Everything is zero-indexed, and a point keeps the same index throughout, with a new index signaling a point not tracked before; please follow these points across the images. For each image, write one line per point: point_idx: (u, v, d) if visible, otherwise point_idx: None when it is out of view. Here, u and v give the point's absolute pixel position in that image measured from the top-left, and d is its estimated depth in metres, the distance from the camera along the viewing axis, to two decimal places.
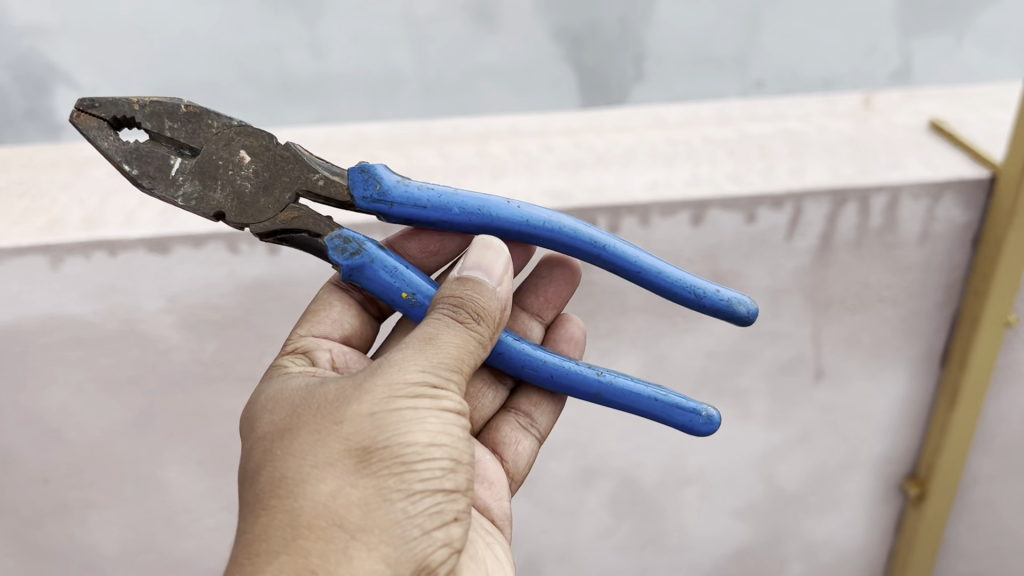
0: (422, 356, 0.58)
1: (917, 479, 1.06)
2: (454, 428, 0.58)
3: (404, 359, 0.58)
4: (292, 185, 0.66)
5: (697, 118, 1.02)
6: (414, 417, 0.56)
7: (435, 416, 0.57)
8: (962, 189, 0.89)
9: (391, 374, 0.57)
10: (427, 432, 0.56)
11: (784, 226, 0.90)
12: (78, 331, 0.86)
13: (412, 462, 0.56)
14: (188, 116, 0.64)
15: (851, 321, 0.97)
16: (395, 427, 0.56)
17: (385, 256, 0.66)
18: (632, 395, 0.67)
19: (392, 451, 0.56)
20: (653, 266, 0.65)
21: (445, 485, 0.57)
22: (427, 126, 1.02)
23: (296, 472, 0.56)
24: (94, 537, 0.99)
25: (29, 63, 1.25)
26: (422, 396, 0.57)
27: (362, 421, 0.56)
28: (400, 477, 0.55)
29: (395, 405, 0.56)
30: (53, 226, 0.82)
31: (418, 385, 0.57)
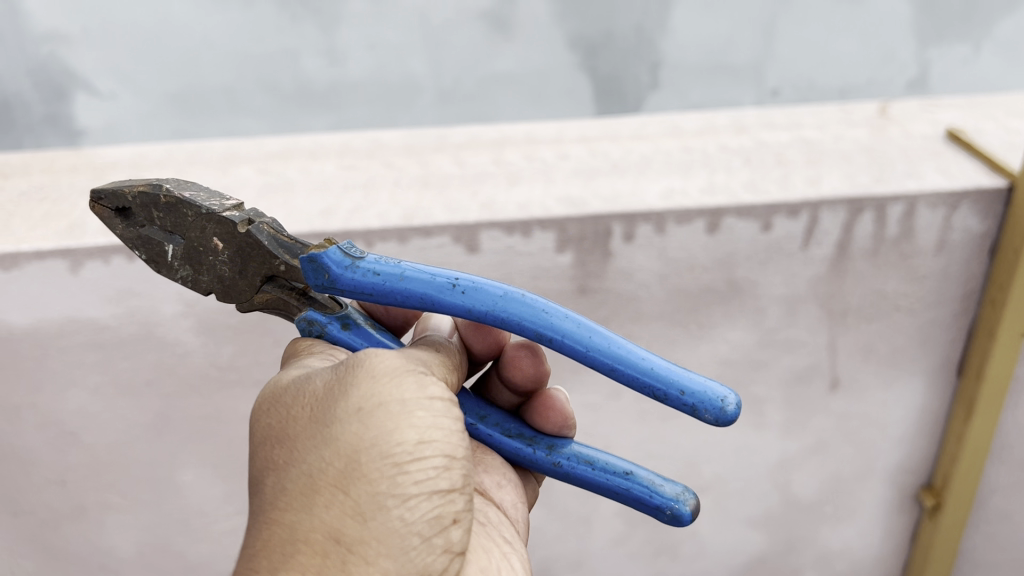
0: (397, 354, 0.56)
1: (933, 490, 1.06)
2: (446, 421, 0.54)
3: (377, 354, 0.55)
4: (262, 269, 0.60)
5: (714, 126, 1.02)
6: (400, 411, 0.53)
7: (423, 411, 0.54)
8: (980, 199, 0.89)
9: (371, 368, 0.54)
10: (415, 427, 0.53)
11: (800, 235, 0.89)
12: (96, 334, 0.87)
13: (400, 462, 0.52)
14: (167, 207, 0.59)
15: (867, 330, 0.97)
16: (379, 427, 0.53)
17: (347, 338, 0.63)
18: (588, 482, 0.63)
19: (380, 450, 0.52)
20: (610, 361, 0.52)
21: (440, 486, 0.53)
22: (444, 133, 1.02)
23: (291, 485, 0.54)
24: (111, 539, 0.99)
25: (49, 71, 1.27)
26: (408, 388, 0.54)
27: (349, 422, 0.53)
28: (391, 478, 0.52)
29: (378, 403, 0.53)
30: (72, 230, 0.83)
31: (399, 378, 0.54)
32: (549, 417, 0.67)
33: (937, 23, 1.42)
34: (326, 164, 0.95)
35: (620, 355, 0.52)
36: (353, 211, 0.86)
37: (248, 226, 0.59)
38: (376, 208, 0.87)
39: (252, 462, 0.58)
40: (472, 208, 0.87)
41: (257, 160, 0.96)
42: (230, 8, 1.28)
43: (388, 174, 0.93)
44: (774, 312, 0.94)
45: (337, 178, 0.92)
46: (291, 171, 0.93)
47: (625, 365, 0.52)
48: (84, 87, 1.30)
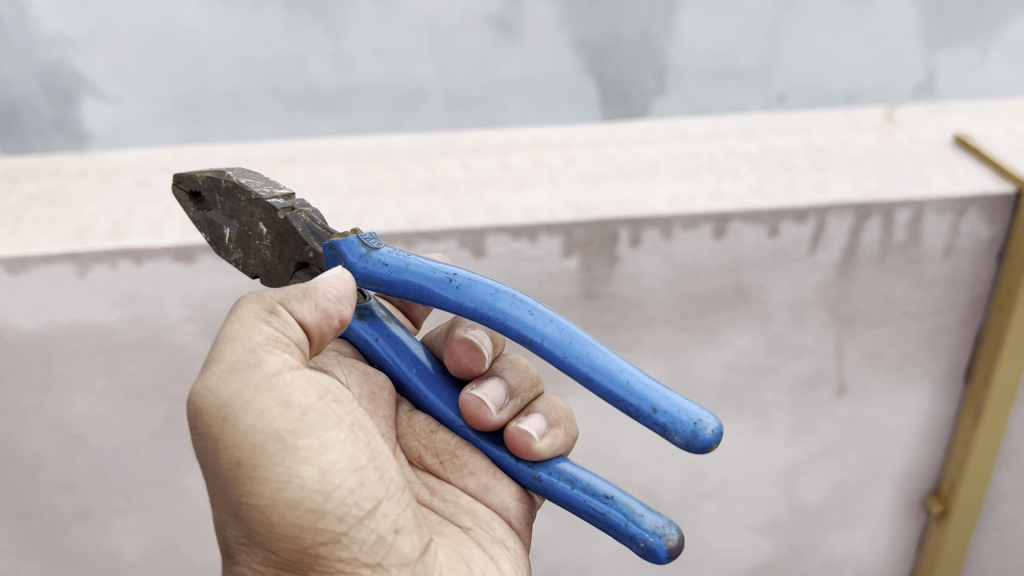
0: (243, 377, 0.52)
1: (940, 496, 1.05)
2: (336, 437, 0.53)
3: (229, 398, 0.52)
4: (296, 256, 0.60)
5: (720, 131, 1.02)
6: (286, 456, 0.52)
7: (307, 439, 0.52)
8: (987, 205, 0.89)
9: (230, 438, 0.52)
10: (310, 466, 0.52)
11: (807, 240, 0.89)
12: (103, 338, 0.87)
13: (310, 514, 0.53)
14: (226, 191, 0.60)
15: (874, 336, 0.96)
16: (268, 490, 0.52)
17: (359, 328, 0.64)
18: (568, 501, 0.60)
19: (287, 509, 0.52)
20: (582, 371, 0.50)
21: (361, 513, 0.53)
22: (450, 138, 1.02)
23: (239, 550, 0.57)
24: (117, 542, 0.99)
25: (57, 75, 1.28)
26: (281, 425, 0.52)
27: (241, 489, 0.53)
28: (314, 526, 0.53)
29: (253, 471, 0.52)
30: (80, 234, 0.84)
31: (266, 417, 0.52)
32: (516, 444, 0.62)
33: (944, 28, 1.42)
34: (333, 168, 0.95)
35: (593, 367, 0.50)
36: (359, 216, 0.86)
37: (288, 212, 0.59)
38: (382, 213, 0.87)
39: None
40: (479, 212, 0.87)
41: (264, 164, 0.97)
42: (237, 12, 1.29)
43: (395, 178, 0.93)
44: (780, 317, 0.94)
45: (343, 183, 0.92)
46: (298, 176, 0.93)
47: (597, 377, 0.50)
48: (92, 92, 1.31)
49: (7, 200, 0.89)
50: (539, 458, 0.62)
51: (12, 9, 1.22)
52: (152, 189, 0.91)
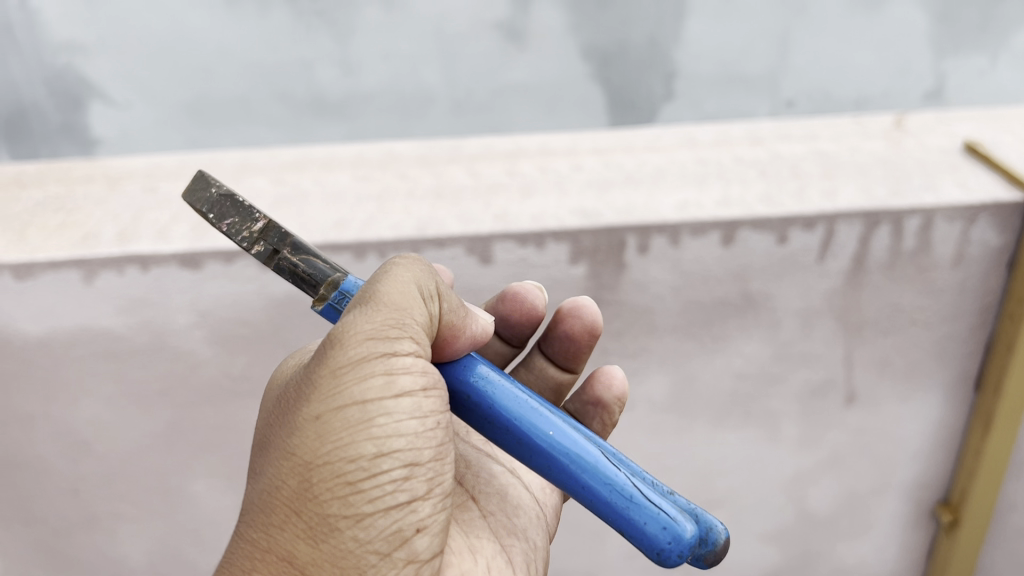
0: (369, 328, 0.53)
1: (950, 506, 1.05)
2: (412, 424, 0.53)
3: (348, 339, 0.52)
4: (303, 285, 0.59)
5: (728, 138, 1.02)
6: (361, 421, 0.52)
7: (384, 416, 0.52)
8: (998, 212, 0.88)
9: (335, 365, 0.52)
10: (373, 441, 0.52)
11: (815, 247, 0.89)
12: (109, 344, 0.87)
13: (357, 479, 0.52)
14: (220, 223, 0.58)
15: (883, 344, 0.96)
16: (336, 438, 0.51)
17: None
18: None
19: (333, 470, 0.52)
20: (563, 483, 0.56)
21: (398, 500, 0.53)
22: (457, 145, 1.02)
23: (252, 498, 0.55)
24: (122, 549, 0.99)
25: (65, 80, 1.28)
26: (369, 388, 0.52)
27: (307, 432, 0.52)
28: (346, 499, 0.52)
29: (337, 409, 0.52)
30: (87, 241, 0.84)
31: (366, 376, 0.52)
32: None
33: (953, 33, 1.41)
34: (339, 175, 0.95)
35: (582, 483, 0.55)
36: (366, 222, 0.86)
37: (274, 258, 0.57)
38: (389, 220, 0.86)
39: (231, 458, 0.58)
40: (486, 219, 0.87)
41: (271, 170, 0.97)
42: (246, 18, 1.28)
43: (402, 184, 0.93)
44: (789, 325, 0.94)
45: (350, 189, 0.92)
46: (305, 182, 0.93)
47: (579, 491, 0.55)
48: (100, 97, 1.31)
49: (14, 206, 0.89)
50: None
51: (20, 15, 1.22)
52: (159, 195, 0.91)
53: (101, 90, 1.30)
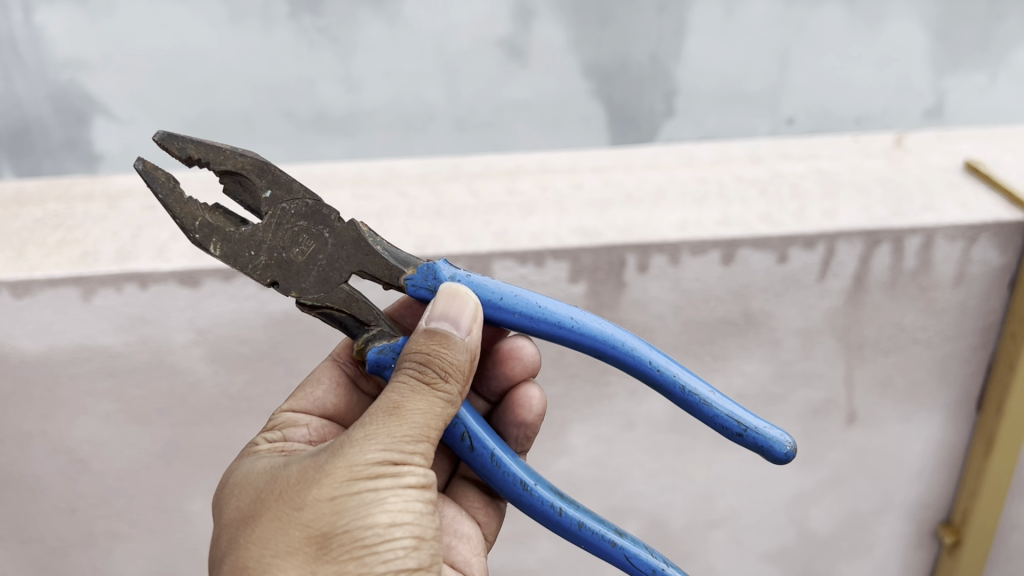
0: (387, 430, 0.58)
1: (953, 527, 1.04)
2: (418, 504, 0.58)
3: (367, 435, 0.58)
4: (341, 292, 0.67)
5: (729, 157, 1.02)
6: (375, 500, 0.57)
7: (396, 496, 0.57)
8: (999, 231, 0.88)
9: (353, 454, 0.57)
10: (387, 513, 0.57)
11: (816, 267, 0.89)
12: (107, 362, 0.86)
13: (372, 545, 0.56)
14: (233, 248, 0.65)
15: (885, 364, 0.95)
16: (356, 511, 0.56)
17: None
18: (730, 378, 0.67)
19: (351, 536, 0.56)
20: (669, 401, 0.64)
21: (407, 564, 0.57)
22: (457, 162, 1.02)
23: (253, 563, 0.57)
24: (120, 567, 0.99)
25: (70, 96, 1.30)
26: (384, 474, 0.57)
27: (323, 507, 0.56)
28: (361, 560, 0.56)
29: (356, 487, 0.57)
30: (86, 259, 0.83)
31: (381, 463, 0.57)
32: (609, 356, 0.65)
33: (952, 50, 1.43)
34: (339, 193, 0.95)
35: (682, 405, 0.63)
36: None
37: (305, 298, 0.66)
38: (388, 238, 0.86)
39: (225, 536, 0.61)
40: (486, 238, 0.86)
41: None
42: (249, 34, 1.31)
43: (402, 203, 0.93)
44: (790, 345, 0.93)
45: (350, 208, 0.92)
46: None
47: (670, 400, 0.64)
48: (103, 112, 1.31)
49: (14, 222, 0.89)
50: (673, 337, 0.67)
51: (25, 32, 1.25)
52: (158, 211, 0.91)
53: (104, 106, 1.30)
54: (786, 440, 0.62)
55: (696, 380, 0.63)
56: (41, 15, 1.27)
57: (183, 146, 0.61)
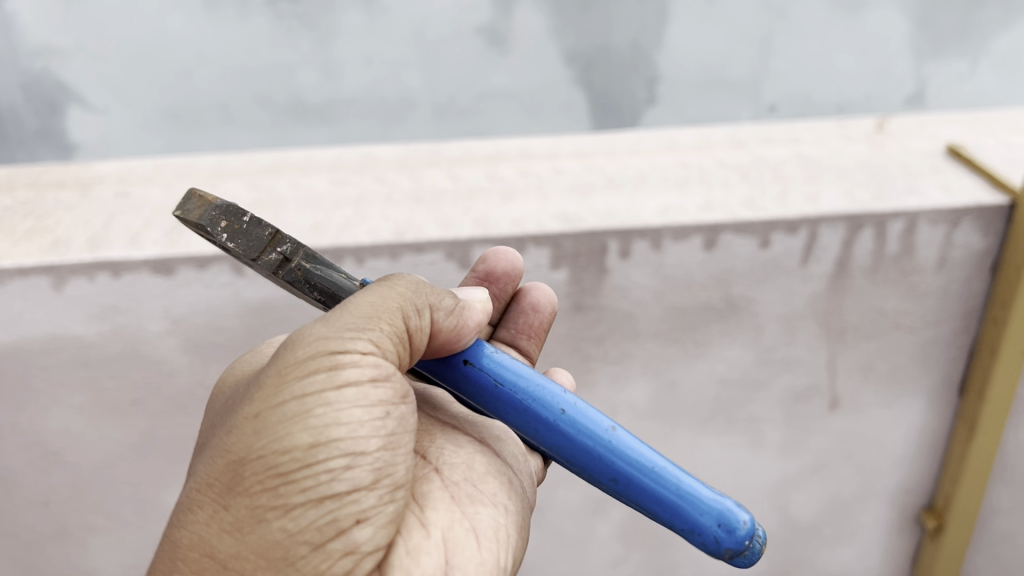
0: (323, 331, 0.50)
1: (935, 512, 1.04)
2: (357, 413, 0.48)
3: (299, 340, 0.49)
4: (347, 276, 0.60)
5: (711, 141, 1.01)
6: (299, 412, 0.48)
7: (324, 407, 0.48)
8: (981, 216, 0.88)
9: (280, 361, 0.49)
10: (310, 430, 0.47)
11: (798, 251, 0.88)
12: (80, 353, 0.85)
13: (289, 470, 0.47)
14: None
15: (867, 349, 0.95)
16: (272, 430, 0.48)
17: None
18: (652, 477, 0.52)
19: (265, 462, 0.48)
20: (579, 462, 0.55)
21: (335, 490, 0.48)
22: (437, 148, 1.01)
23: (182, 498, 0.52)
24: (96, 560, 0.97)
25: (43, 85, 1.25)
26: (312, 383, 0.48)
27: (241, 428, 0.49)
28: (275, 491, 0.48)
29: (278, 400, 0.48)
30: (57, 247, 0.82)
31: (310, 367, 0.48)
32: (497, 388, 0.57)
33: (934, 37, 1.40)
34: (317, 179, 0.93)
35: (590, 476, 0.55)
36: (343, 227, 0.85)
37: None
38: (367, 224, 0.85)
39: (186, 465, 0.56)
40: (466, 224, 0.85)
41: (246, 175, 0.95)
42: (227, 23, 1.26)
43: (380, 189, 0.91)
44: (772, 330, 0.93)
45: (327, 194, 0.90)
46: (281, 187, 0.92)
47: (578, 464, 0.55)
48: (77, 100, 1.28)
49: None
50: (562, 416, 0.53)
51: None
52: (132, 199, 0.89)
53: (78, 95, 1.28)
54: (712, 546, 0.52)
55: (588, 470, 0.53)
56: (11, 3, 1.19)
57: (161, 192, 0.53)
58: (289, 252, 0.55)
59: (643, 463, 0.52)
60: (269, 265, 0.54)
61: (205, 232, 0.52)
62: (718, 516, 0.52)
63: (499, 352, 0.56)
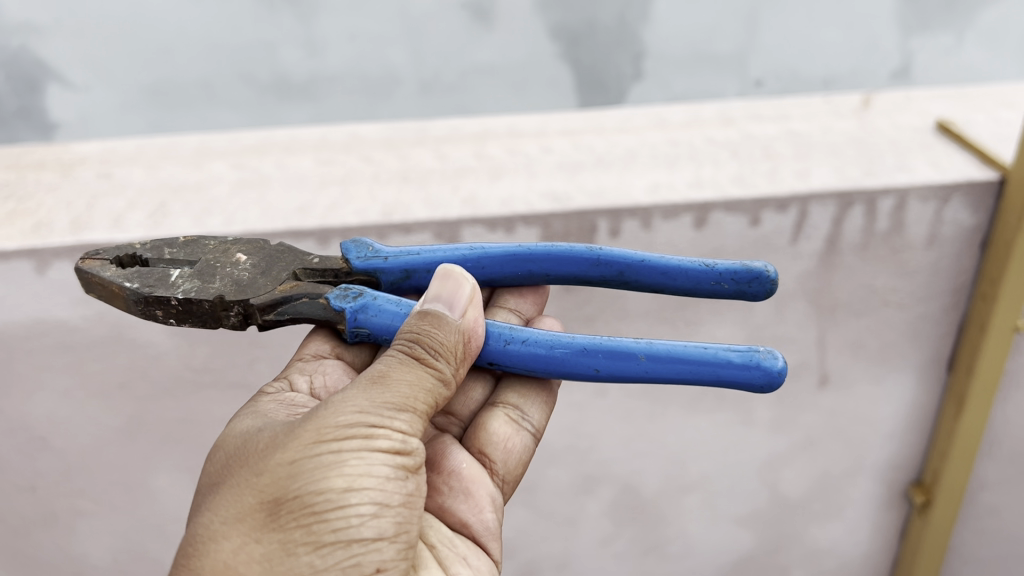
0: (363, 396, 0.54)
1: (923, 487, 1.04)
2: (384, 469, 0.53)
3: (340, 400, 0.54)
4: (290, 265, 0.68)
5: (700, 118, 1.00)
6: (334, 461, 0.52)
7: (357, 459, 0.52)
8: (971, 192, 0.87)
9: (322, 416, 0.53)
10: (345, 477, 0.51)
11: (788, 228, 0.87)
12: (65, 336, 0.84)
13: (322, 511, 0.51)
14: (186, 243, 0.69)
15: (856, 326, 0.95)
16: (310, 474, 0.51)
17: (377, 310, 0.63)
18: (681, 364, 0.59)
19: (300, 502, 0.51)
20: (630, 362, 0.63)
21: (363, 536, 0.51)
22: (424, 126, 1.00)
23: (202, 528, 0.53)
24: (84, 545, 0.97)
25: (19, 64, 1.21)
26: (349, 437, 0.52)
27: (278, 470, 0.52)
28: (308, 528, 0.51)
29: (316, 448, 0.52)
30: (38, 230, 0.80)
31: (348, 426, 0.53)
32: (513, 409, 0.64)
33: (921, 10, 1.34)
34: (303, 159, 0.92)
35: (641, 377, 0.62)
36: (329, 208, 0.84)
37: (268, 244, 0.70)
38: (354, 205, 0.84)
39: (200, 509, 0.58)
40: (454, 203, 0.84)
41: (231, 155, 0.94)
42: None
43: (367, 168, 0.90)
44: (762, 308, 0.93)
45: (313, 173, 0.89)
46: (266, 167, 0.91)
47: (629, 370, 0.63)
48: (57, 79, 1.25)
49: None
50: (595, 366, 0.60)
51: None
52: (114, 180, 0.88)
53: (58, 72, 1.25)
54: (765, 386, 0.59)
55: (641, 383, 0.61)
56: None
57: (103, 291, 0.65)
58: (242, 307, 0.65)
59: (669, 359, 0.59)
60: (234, 322, 0.66)
61: (169, 321, 0.66)
62: (760, 369, 0.58)
63: (512, 342, 0.62)
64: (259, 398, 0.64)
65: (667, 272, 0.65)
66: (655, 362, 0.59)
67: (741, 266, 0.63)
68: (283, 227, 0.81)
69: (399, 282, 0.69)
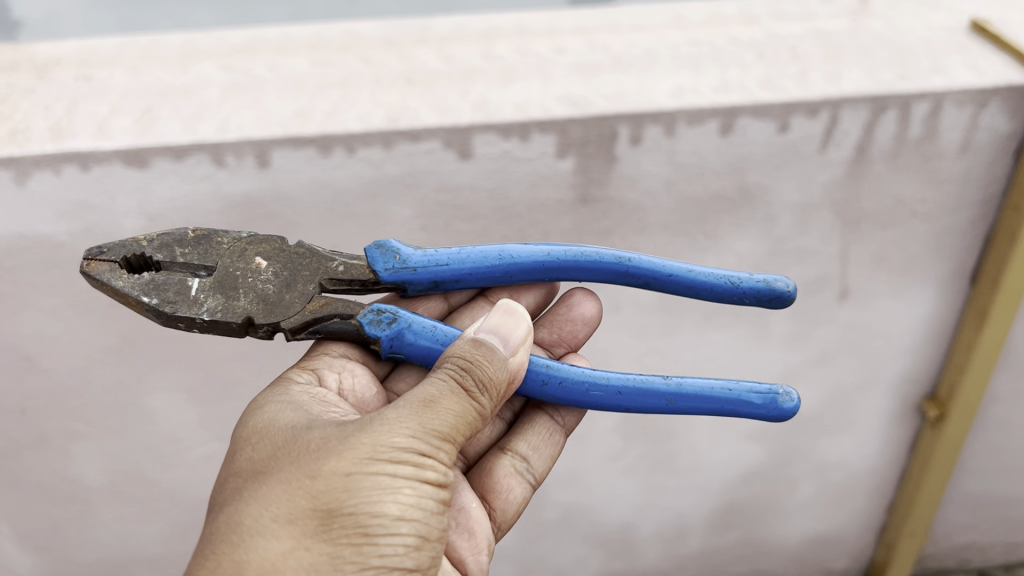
0: (416, 420, 0.57)
1: (937, 400, 1.02)
2: (427, 502, 0.56)
3: (396, 422, 0.56)
4: (314, 276, 0.70)
5: (720, 16, 0.94)
6: (389, 485, 0.54)
7: (409, 488, 0.55)
8: (1011, 96, 0.81)
9: (380, 435, 0.56)
10: (398, 504, 0.54)
11: (818, 135, 0.83)
12: (51, 252, 0.79)
13: (374, 534, 0.53)
14: (197, 240, 0.69)
15: (880, 238, 0.92)
16: (368, 493, 0.54)
17: (414, 334, 0.68)
18: (709, 404, 0.67)
19: (356, 520, 0.53)
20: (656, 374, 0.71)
21: (404, 564, 0.54)
22: (426, 23, 0.93)
23: (246, 520, 0.54)
24: (77, 467, 0.93)
25: None
26: (404, 463, 0.55)
27: (334, 480, 0.54)
28: (358, 549, 0.52)
29: (374, 468, 0.54)
30: (15, 136, 0.74)
31: (404, 453, 0.55)
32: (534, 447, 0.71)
33: None
34: (297, 60, 0.85)
35: None
36: (330, 113, 0.78)
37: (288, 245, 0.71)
38: (356, 110, 0.78)
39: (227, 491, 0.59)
40: (465, 108, 0.79)
41: (218, 56, 0.87)
42: None
43: (367, 69, 0.84)
44: (785, 220, 0.89)
45: (310, 75, 0.83)
46: (258, 68, 0.84)
47: None
48: None
49: None
50: (629, 405, 0.68)
51: None
52: (95, 83, 0.81)
53: None
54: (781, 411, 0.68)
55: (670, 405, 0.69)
56: None
57: (115, 297, 0.66)
58: (269, 326, 0.68)
59: (697, 401, 0.67)
60: (261, 335, 0.69)
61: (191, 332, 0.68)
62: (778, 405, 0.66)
63: (550, 381, 0.69)
64: (291, 388, 0.67)
65: (694, 285, 0.69)
66: (684, 402, 0.67)
67: (765, 284, 0.68)
68: (283, 133, 0.75)
69: (426, 288, 0.71)
